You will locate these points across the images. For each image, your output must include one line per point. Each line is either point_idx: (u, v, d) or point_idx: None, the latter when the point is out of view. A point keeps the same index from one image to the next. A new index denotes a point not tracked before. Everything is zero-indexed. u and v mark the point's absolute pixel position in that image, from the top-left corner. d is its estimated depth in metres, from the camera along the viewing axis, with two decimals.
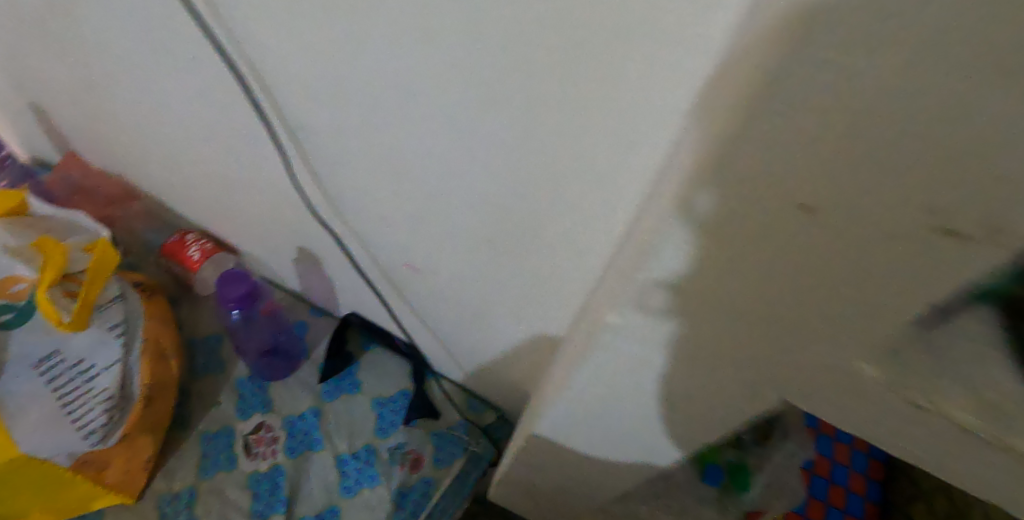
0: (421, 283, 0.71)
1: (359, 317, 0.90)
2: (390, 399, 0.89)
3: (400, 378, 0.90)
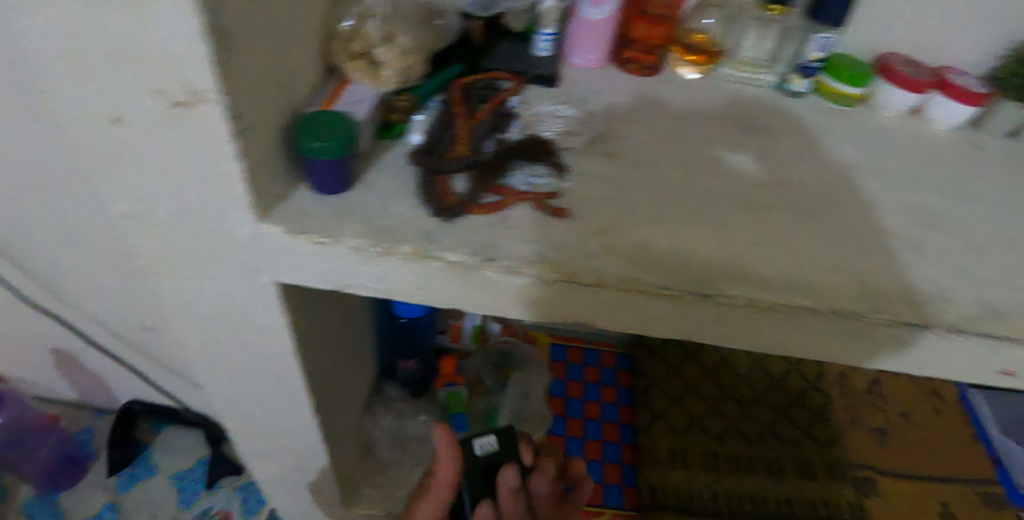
0: (170, 337, 0.77)
1: (140, 405, 0.90)
2: (182, 473, 0.89)
3: (188, 447, 0.91)
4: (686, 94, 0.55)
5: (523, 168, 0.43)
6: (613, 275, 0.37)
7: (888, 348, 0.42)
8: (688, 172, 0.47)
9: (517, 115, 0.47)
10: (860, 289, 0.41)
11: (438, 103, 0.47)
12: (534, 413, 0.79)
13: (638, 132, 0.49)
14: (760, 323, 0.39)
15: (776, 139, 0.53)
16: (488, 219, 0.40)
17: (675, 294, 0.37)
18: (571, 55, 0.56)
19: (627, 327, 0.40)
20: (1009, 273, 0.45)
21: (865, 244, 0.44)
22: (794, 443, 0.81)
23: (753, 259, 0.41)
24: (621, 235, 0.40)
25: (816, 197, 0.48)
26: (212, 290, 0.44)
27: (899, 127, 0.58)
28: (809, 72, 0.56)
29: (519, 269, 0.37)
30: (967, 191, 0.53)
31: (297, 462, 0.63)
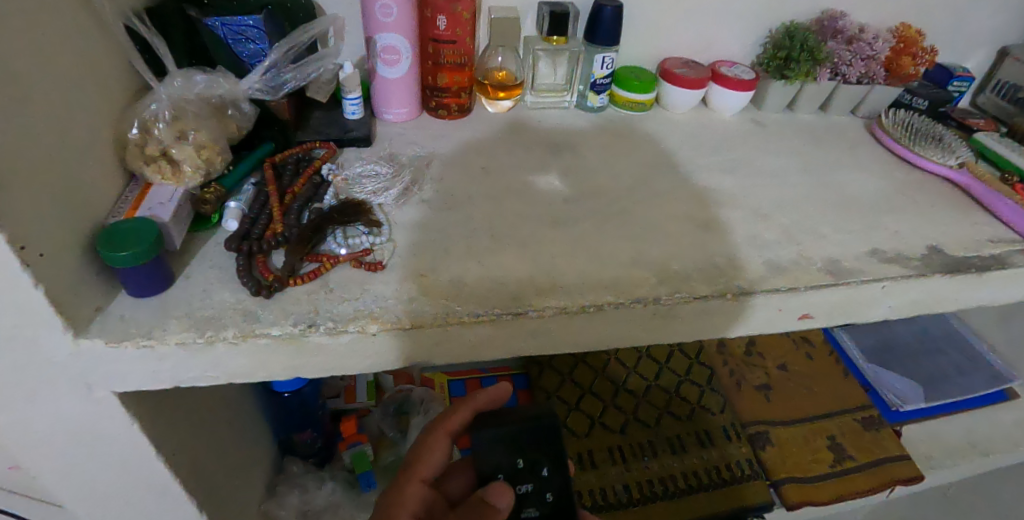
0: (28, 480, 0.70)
1: None
2: None
3: None
4: (494, 131, 0.62)
5: (337, 230, 0.45)
6: (430, 315, 0.40)
7: (699, 320, 0.46)
8: (500, 201, 0.52)
9: (329, 180, 0.51)
10: (660, 275, 0.45)
11: (252, 185, 0.49)
12: None
13: (448, 176, 0.54)
14: (578, 327, 0.43)
15: (581, 154, 0.60)
16: (310, 287, 0.42)
17: (491, 318, 0.41)
18: (383, 112, 0.61)
19: (460, 357, 0.43)
20: (786, 230, 0.53)
21: (662, 233, 0.50)
22: (688, 418, 0.92)
23: (560, 270, 0.45)
24: (437, 274, 0.43)
25: (621, 199, 0.54)
26: (25, 425, 0.40)
27: (683, 124, 0.68)
28: (601, 88, 0.65)
29: (343, 328, 0.39)
30: (745, 168, 0.62)
31: None
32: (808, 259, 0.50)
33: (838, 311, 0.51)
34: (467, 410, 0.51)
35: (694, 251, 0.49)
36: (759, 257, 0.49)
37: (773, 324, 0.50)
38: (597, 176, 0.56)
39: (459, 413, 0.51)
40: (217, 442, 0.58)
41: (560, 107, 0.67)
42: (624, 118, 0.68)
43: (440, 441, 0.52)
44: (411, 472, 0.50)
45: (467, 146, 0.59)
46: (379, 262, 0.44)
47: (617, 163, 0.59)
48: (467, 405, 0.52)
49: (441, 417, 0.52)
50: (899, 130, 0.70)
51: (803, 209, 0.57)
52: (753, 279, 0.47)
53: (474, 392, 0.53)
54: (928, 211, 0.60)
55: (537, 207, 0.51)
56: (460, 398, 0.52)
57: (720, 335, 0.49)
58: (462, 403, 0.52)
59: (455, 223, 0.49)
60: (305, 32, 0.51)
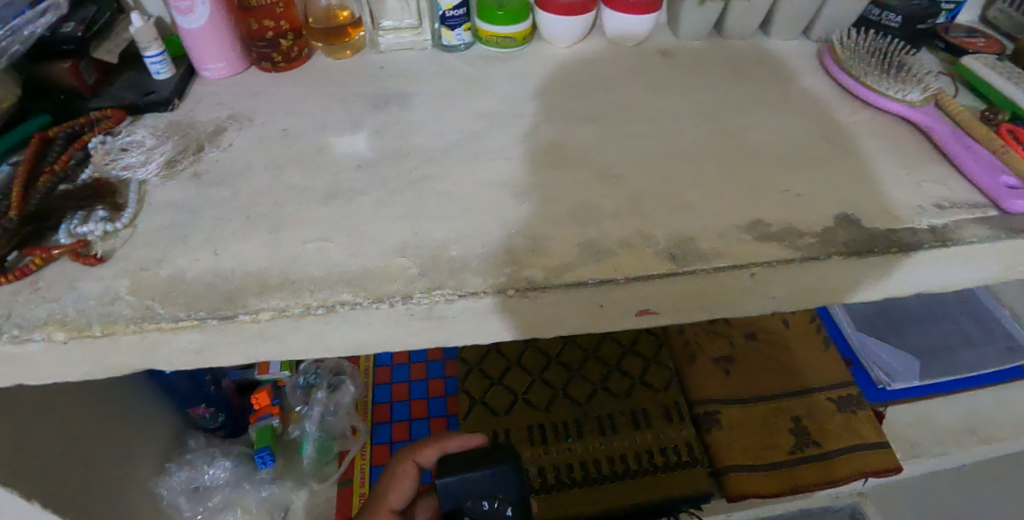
0: None
1: None
2: None
3: None
4: (322, 83, 0.53)
5: (76, 215, 0.40)
6: (124, 321, 0.34)
7: (482, 318, 0.37)
8: (283, 172, 0.44)
9: (92, 156, 0.45)
10: (429, 264, 0.36)
11: (8, 165, 0.44)
12: (344, 428, 0.80)
13: (238, 143, 0.47)
14: (313, 330, 0.36)
15: (411, 106, 0.50)
16: (17, 286, 0.37)
17: (193, 323, 0.34)
18: (200, 68, 0.54)
19: (188, 363, 0.37)
20: (632, 198, 0.42)
21: (461, 205, 0.41)
22: (625, 395, 0.83)
23: (302, 260, 0.37)
24: (158, 267, 0.37)
25: (431, 163, 0.44)
26: None
27: (563, 61, 0.56)
28: (454, 22, 0.54)
29: (26, 336, 0.34)
30: (620, 115, 0.50)
31: None
32: (649, 236, 0.39)
33: (694, 303, 0.40)
34: (439, 449, 0.55)
35: (487, 229, 0.39)
36: (576, 235, 0.39)
37: (605, 323, 0.40)
38: (416, 134, 0.47)
39: (430, 451, 0.55)
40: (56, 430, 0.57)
41: (418, 47, 0.57)
42: (491, 57, 0.56)
43: (406, 472, 0.56)
44: (380, 502, 0.56)
45: (280, 104, 0.51)
46: (99, 254, 0.38)
47: (449, 116, 0.49)
48: (438, 446, 0.55)
49: (412, 449, 0.56)
50: (855, 56, 0.55)
51: (674, 168, 0.45)
52: (555, 267, 0.37)
53: (449, 435, 0.56)
54: (855, 166, 0.46)
55: (320, 177, 0.43)
56: (434, 438, 0.56)
57: (527, 335, 0.40)
58: (435, 443, 0.55)
59: (217, 200, 0.42)
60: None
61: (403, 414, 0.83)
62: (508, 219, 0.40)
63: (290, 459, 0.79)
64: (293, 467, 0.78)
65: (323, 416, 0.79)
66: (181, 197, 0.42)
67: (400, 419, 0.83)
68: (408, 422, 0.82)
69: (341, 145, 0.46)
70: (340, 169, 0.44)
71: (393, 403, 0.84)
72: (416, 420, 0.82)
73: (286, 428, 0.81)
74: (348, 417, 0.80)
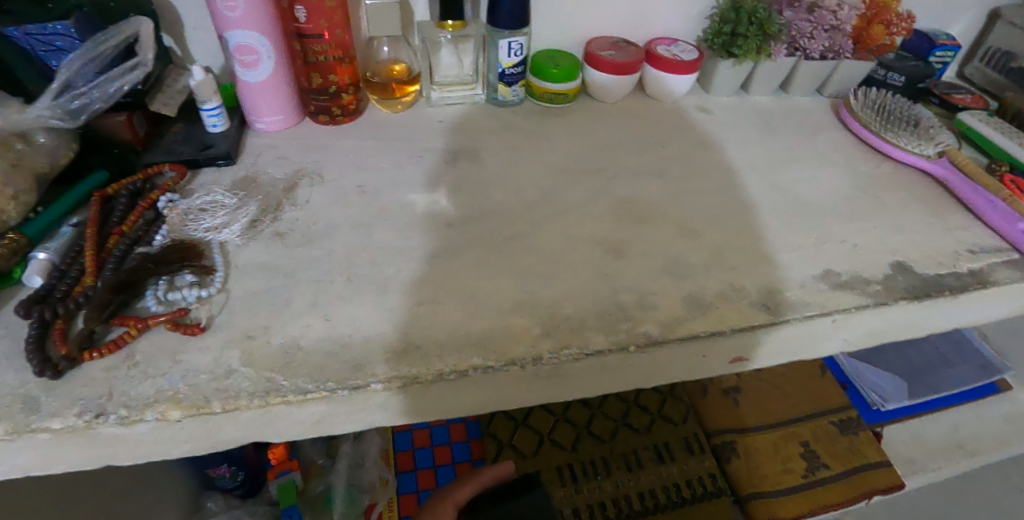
0: None
1: None
2: None
3: None
4: (385, 136, 0.53)
5: (160, 282, 0.38)
6: (246, 395, 0.33)
7: (598, 375, 0.38)
8: (373, 230, 0.43)
9: (164, 216, 0.42)
10: (550, 324, 0.38)
11: (70, 227, 0.41)
12: (372, 480, 0.73)
13: (315, 200, 0.46)
14: (439, 394, 0.35)
15: (482, 162, 0.51)
16: (112, 361, 0.34)
17: (322, 395, 0.33)
18: (254, 120, 0.51)
19: (301, 434, 0.36)
20: (713, 252, 0.45)
21: (561, 263, 0.42)
22: (648, 430, 0.79)
23: (421, 323, 0.37)
24: (268, 336, 0.36)
25: (519, 219, 0.45)
26: None
27: (615, 116, 0.58)
28: (511, 79, 0.55)
29: (137, 417, 0.32)
30: (679, 168, 0.53)
31: None
32: (740, 289, 0.42)
33: (778, 349, 0.44)
34: (477, 485, 0.51)
35: (593, 287, 0.40)
36: (676, 290, 0.41)
37: (700, 371, 0.43)
38: (495, 190, 0.48)
39: (466, 488, 0.51)
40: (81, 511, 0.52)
41: (471, 101, 0.57)
42: (544, 111, 0.58)
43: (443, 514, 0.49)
44: None
45: (348, 157, 0.50)
46: (199, 323, 0.36)
47: (522, 171, 0.50)
48: (475, 483, 0.51)
49: (450, 491, 0.51)
50: (871, 114, 0.60)
51: (742, 221, 0.48)
52: (665, 324, 0.39)
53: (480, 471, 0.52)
54: (894, 216, 0.51)
55: (411, 236, 0.43)
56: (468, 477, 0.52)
57: (631, 386, 0.41)
58: (471, 480, 0.51)
59: (310, 258, 0.41)
60: (104, 38, 0.41)
61: (427, 461, 0.77)
62: (609, 277, 0.41)
63: (316, 516, 0.72)
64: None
65: (350, 468, 0.74)
66: (269, 256, 0.41)
67: (425, 466, 0.77)
68: (434, 469, 0.76)
69: (425, 201, 0.46)
70: (429, 226, 0.44)
71: (416, 451, 0.78)
72: (442, 467, 0.76)
73: (313, 488, 0.74)
74: (376, 467, 0.74)
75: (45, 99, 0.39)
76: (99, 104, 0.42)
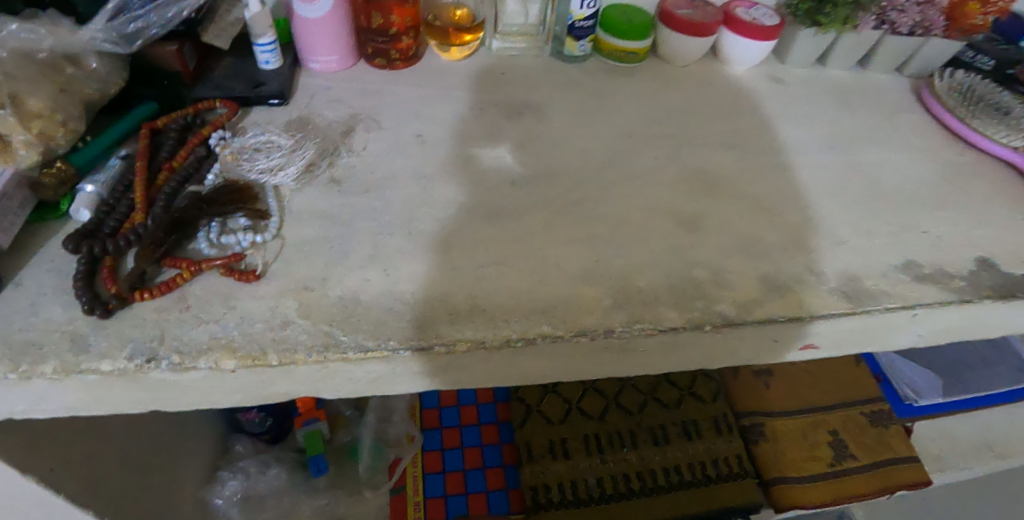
0: None
1: None
2: None
3: None
4: (444, 84, 0.50)
5: (212, 224, 0.36)
6: (304, 349, 0.31)
7: (664, 352, 0.37)
8: (433, 183, 0.41)
9: (217, 154, 0.40)
10: (619, 297, 0.36)
11: (119, 159, 0.39)
12: (399, 434, 0.74)
13: (372, 147, 0.43)
14: (501, 361, 0.34)
15: (547, 120, 0.48)
16: (163, 303, 0.33)
17: (384, 354, 0.32)
18: (308, 59, 0.49)
19: (354, 391, 0.35)
20: (788, 233, 0.42)
21: (629, 234, 0.40)
22: (676, 406, 0.78)
23: (488, 285, 0.35)
24: (326, 288, 0.34)
25: (585, 184, 0.43)
26: None
27: (684, 81, 0.55)
28: (581, 33, 0.51)
29: (191, 364, 0.30)
30: (752, 141, 0.50)
31: None
32: (817, 275, 0.40)
33: (848, 339, 0.41)
34: None
35: (664, 264, 0.38)
36: (750, 272, 0.39)
37: (763, 356, 0.41)
38: (561, 151, 0.45)
39: None
40: (126, 453, 0.52)
41: (533, 54, 0.54)
42: (611, 70, 0.54)
43: None
44: None
45: (405, 104, 0.47)
46: (254, 269, 0.35)
47: (589, 132, 0.47)
48: None
49: None
50: (956, 97, 0.56)
51: (819, 202, 0.45)
52: (740, 306, 0.37)
53: None
54: (978, 209, 0.48)
55: (473, 192, 0.41)
56: None
57: (691, 366, 0.40)
58: None
59: (368, 208, 0.39)
60: None
61: (454, 421, 0.78)
62: (679, 255, 0.39)
63: (342, 467, 0.73)
64: (346, 478, 0.72)
65: (379, 423, 0.75)
66: (326, 203, 0.39)
67: (450, 425, 0.77)
68: (459, 429, 0.77)
69: (487, 156, 0.44)
70: (492, 184, 0.42)
71: (443, 409, 0.78)
72: (467, 426, 0.77)
73: (342, 437, 0.75)
74: (403, 423, 0.75)
75: (101, 21, 0.38)
76: (154, 31, 0.40)
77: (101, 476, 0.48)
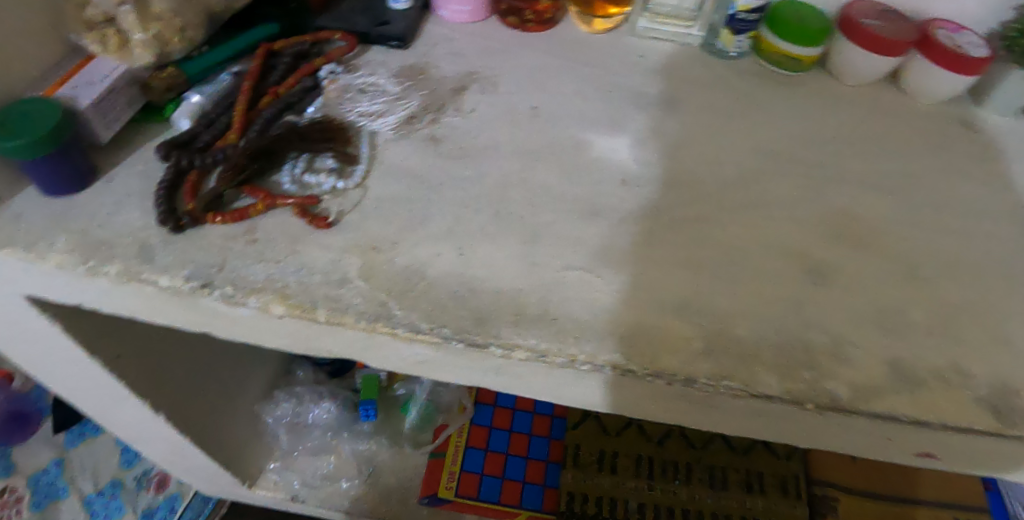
0: None
1: None
2: None
3: None
4: (575, 57, 0.45)
5: (299, 158, 0.35)
6: (354, 314, 0.29)
7: (748, 416, 0.32)
8: (534, 163, 0.37)
9: (324, 89, 0.39)
10: (710, 343, 0.31)
11: (229, 75, 0.38)
12: (450, 401, 0.71)
13: (481, 110, 0.40)
14: (559, 379, 0.30)
15: (677, 119, 0.42)
16: (231, 230, 0.32)
17: (435, 341, 0.29)
18: (439, 6, 0.46)
19: (400, 367, 0.32)
20: (944, 315, 0.34)
21: (740, 271, 0.34)
22: (744, 452, 0.69)
23: (567, 292, 0.31)
24: (394, 253, 0.31)
25: (703, 202, 0.37)
26: None
27: (852, 104, 0.46)
28: (740, 26, 0.45)
29: (241, 300, 0.29)
30: (921, 191, 0.41)
31: (173, 450, 0.57)
32: (972, 376, 0.31)
33: (987, 460, 0.33)
34: None
35: (775, 315, 0.32)
36: (880, 352, 0.32)
37: (868, 450, 0.34)
38: (683, 158, 0.40)
39: None
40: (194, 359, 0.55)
41: (680, 41, 0.48)
42: (767, 75, 0.47)
43: None
44: None
45: (527, 71, 0.43)
46: (327, 216, 0.32)
47: (720, 143, 0.41)
48: None
49: None
50: None
51: (996, 285, 0.36)
52: (856, 390, 0.30)
53: None
54: None
55: (574, 183, 0.37)
56: None
57: (777, 437, 0.34)
58: None
59: (461, 175, 0.36)
60: None
61: (508, 401, 0.72)
62: (795, 310, 0.33)
63: (390, 417, 0.72)
64: (392, 427, 0.72)
65: (435, 384, 0.71)
66: (419, 160, 0.36)
67: (504, 404, 0.72)
68: (512, 411, 0.72)
69: (600, 146, 0.39)
70: (599, 178, 0.37)
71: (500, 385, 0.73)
72: (521, 410, 0.72)
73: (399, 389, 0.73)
74: (458, 391, 0.71)
75: None
76: None
77: (167, 372, 0.50)
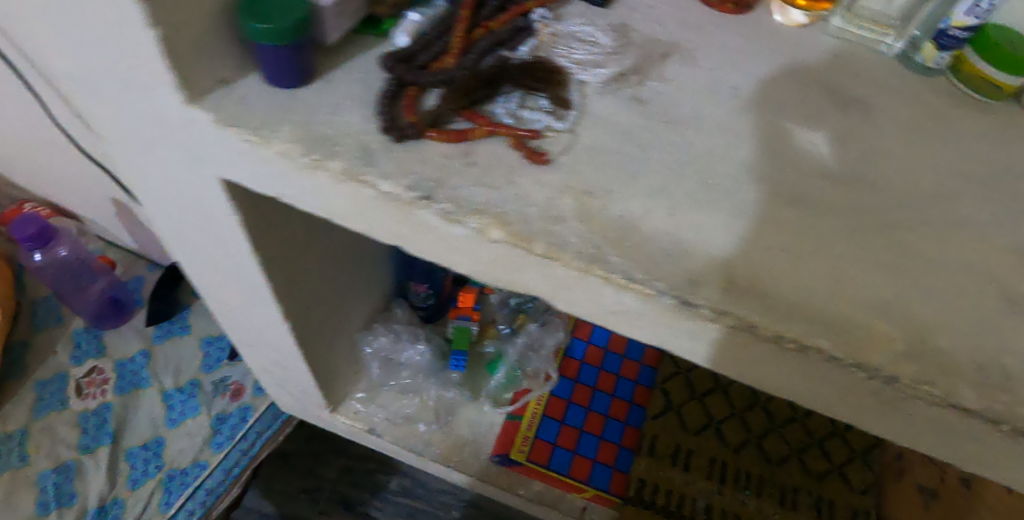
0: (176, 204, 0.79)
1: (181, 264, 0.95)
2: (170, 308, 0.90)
3: None
4: (773, 43, 0.44)
5: (514, 95, 0.36)
6: (571, 252, 0.29)
7: (930, 426, 0.31)
8: (736, 140, 0.37)
9: (535, 32, 0.39)
10: (914, 349, 0.30)
11: (445, 2, 0.38)
12: (538, 368, 0.73)
13: (682, 79, 0.39)
14: (751, 353, 0.31)
15: (876, 122, 0.40)
16: (450, 150, 0.32)
17: (648, 292, 0.29)
18: None
19: (589, 313, 0.33)
20: None
21: (945, 284, 0.33)
22: (820, 477, 0.67)
23: (773, 272, 0.31)
24: (606, 201, 0.31)
25: (905, 208, 0.36)
26: (167, 171, 0.39)
27: None
28: (947, 43, 0.42)
29: (460, 218, 0.30)
30: None
31: (281, 359, 0.60)
32: None
33: None
34: None
35: (982, 335, 0.31)
36: None
37: None
38: (883, 161, 0.38)
39: None
40: (323, 278, 0.56)
41: (872, 47, 0.46)
42: None
43: None
44: None
45: (726, 49, 0.42)
46: (545, 153, 0.33)
47: (921, 153, 0.39)
48: None
49: None
50: None
51: None
52: None
53: None
54: None
55: (775, 167, 0.36)
56: None
57: (946, 455, 0.33)
58: None
59: (667, 138, 0.36)
60: None
61: (590, 380, 0.75)
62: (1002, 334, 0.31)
63: (475, 371, 0.74)
64: (475, 382, 0.74)
65: (526, 348, 0.74)
66: (627, 116, 0.36)
67: (585, 382, 0.75)
68: (592, 390, 0.74)
69: (800, 136, 0.38)
70: (799, 166, 0.36)
71: (584, 364, 0.75)
72: (600, 391, 0.74)
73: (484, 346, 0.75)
74: (545, 360, 0.74)
75: None
76: None
77: (305, 282, 0.52)
